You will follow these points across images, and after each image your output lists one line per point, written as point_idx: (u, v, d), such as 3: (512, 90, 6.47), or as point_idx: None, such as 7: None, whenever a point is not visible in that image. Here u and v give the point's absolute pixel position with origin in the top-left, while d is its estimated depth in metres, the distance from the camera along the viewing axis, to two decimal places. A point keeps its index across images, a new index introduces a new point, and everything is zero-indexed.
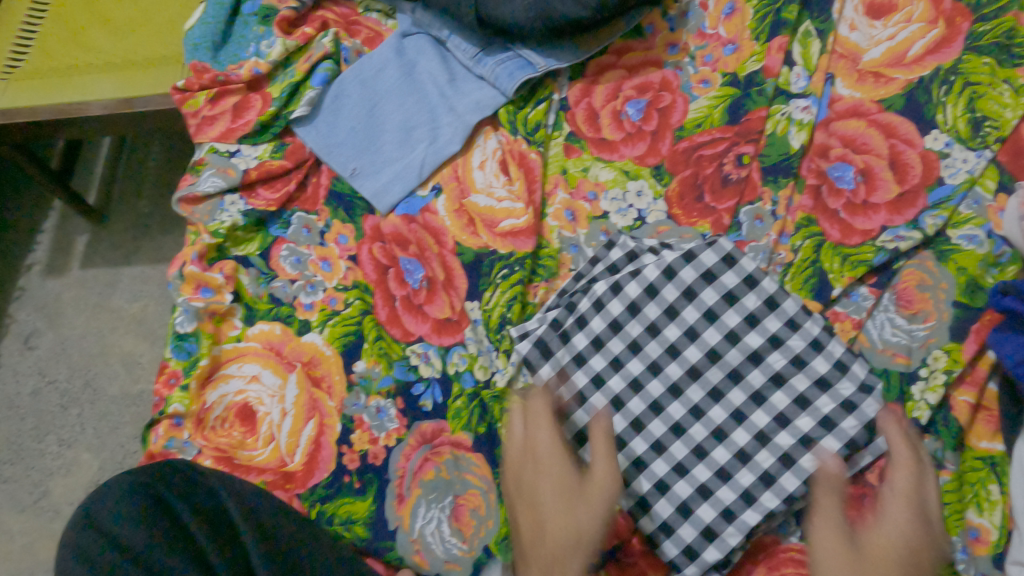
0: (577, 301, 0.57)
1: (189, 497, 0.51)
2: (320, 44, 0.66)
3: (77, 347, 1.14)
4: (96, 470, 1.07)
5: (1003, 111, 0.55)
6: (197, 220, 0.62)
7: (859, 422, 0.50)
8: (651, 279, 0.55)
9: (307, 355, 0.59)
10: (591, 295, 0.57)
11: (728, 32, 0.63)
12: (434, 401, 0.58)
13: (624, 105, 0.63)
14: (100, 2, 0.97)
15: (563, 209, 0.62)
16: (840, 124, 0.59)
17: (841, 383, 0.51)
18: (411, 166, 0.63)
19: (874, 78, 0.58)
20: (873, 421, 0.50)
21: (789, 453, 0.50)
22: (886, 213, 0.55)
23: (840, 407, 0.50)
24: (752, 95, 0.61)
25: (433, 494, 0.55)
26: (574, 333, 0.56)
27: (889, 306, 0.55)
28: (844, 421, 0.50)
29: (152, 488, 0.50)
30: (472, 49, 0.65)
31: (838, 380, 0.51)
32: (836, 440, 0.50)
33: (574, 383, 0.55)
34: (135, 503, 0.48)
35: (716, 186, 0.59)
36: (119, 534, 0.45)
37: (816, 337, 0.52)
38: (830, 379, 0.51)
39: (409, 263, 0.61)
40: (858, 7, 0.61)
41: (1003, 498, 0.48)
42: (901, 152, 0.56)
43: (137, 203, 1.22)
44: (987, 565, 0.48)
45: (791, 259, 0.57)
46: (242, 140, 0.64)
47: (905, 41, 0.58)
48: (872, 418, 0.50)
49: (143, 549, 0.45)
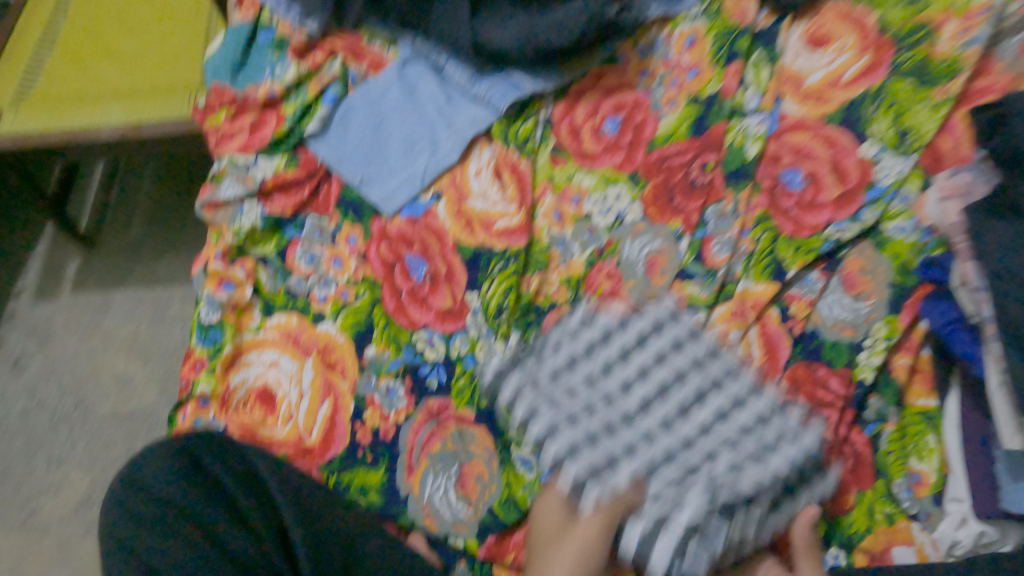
0: (538, 348, 0.62)
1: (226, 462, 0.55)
2: (330, 70, 0.74)
3: (68, 368, 1.17)
4: (88, 486, 1.08)
5: (924, 124, 0.63)
6: (219, 224, 0.69)
7: (800, 450, 0.55)
8: (609, 328, 0.62)
9: (322, 342, 0.64)
10: (552, 341, 0.62)
11: (691, 59, 0.72)
12: (439, 380, 0.64)
13: (602, 122, 0.72)
14: (106, 37, 1.04)
15: (551, 210, 0.69)
16: (790, 136, 0.67)
17: (780, 420, 0.57)
18: (415, 174, 0.70)
19: (816, 98, 0.68)
20: (811, 450, 0.55)
21: (742, 466, 0.54)
22: (831, 210, 0.64)
23: (782, 435, 0.55)
24: (712, 112, 0.70)
25: (440, 465, 0.60)
26: (536, 368, 0.61)
27: (837, 288, 0.63)
28: (786, 446, 0.55)
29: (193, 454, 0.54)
30: (468, 72, 0.74)
31: (777, 417, 0.57)
32: (782, 459, 0.54)
33: (532, 407, 0.58)
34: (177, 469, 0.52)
35: (685, 190, 0.68)
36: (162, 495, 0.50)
37: (754, 385, 0.58)
38: (769, 415, 0.57)
39: (414, 260, 0.67)
40: (801, 38, 0.70)
41: (938, 446, 0.57)
42: (842, 158, 0.65)
43: (128, 228, 1.26)
44: (930, 504, 0.56)
45: (751, 249, 0.65)
46: (260, 152, 0.71)
47: (841, 66, 0.67)
48: (811, 447, 0.55)
49: (191, 506, 0.49)
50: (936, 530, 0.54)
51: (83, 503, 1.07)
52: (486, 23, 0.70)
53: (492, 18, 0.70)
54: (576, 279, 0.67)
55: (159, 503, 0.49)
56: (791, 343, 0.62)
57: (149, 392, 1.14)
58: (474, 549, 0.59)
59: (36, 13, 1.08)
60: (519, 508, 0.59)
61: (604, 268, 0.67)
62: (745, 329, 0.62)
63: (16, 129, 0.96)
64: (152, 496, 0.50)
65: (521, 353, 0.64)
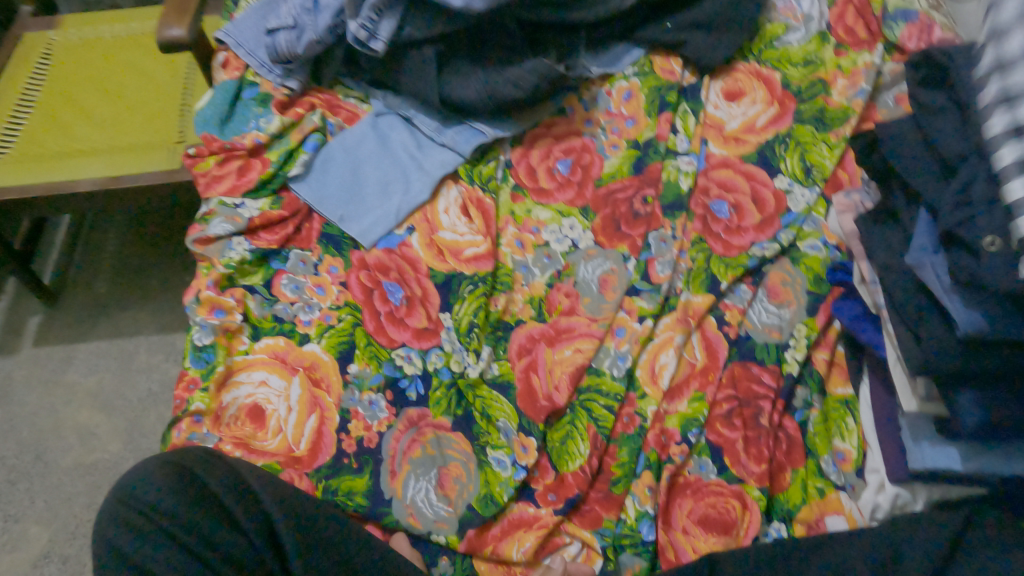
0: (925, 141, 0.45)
1: (217, 473, 0.57)
2: (310, 120, 0.82)
3: (28, 423, 1.16)
4: (46, 543, 1.06)
5: (824, 160, 0.78)
6: (209, 257, 0.74)
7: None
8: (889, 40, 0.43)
9: (308, 361, 0.69)
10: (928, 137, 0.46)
11: (628, 111, 0.85)
12: (418, 392, 0.69)
13: (555, 163, 0.82)
14: (84, 101, 1.10)
15: (514, 239, 0.77)
16: (715, 172, 0.80)
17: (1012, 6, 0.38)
18: (390, 211, 0.77)
19: (735, 141, 0.81)
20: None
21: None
22: (754, 232, 0.75)
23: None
24: (650, 153, 0.81)
25: (421, 468, 0.65)
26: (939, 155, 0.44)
27: (764, 297, 0.73)
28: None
29: (184, 469, 0.56)
30: (434, 123, 0.83)
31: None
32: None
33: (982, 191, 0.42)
34: (172, 484, 0.54)
35: (630, 220, 0.78)
36: (154, 503, 0.52)
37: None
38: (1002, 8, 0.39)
39: (391, 286, 0.74)
40: (719, 93, 0.85)
41: (856, 426, 0.66)
42: (760, 191, 0.78)
43: (93, 283, 1.28)
44: (853, 476, 0.65)
45: (690, 267, 0.75)
46: (246, 195, 0.78)
47: (753, 115, 0.82)
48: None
49: (185, 513, 0.52)
50: (860, 498, 0.63)
51: (41, 559, 1.05)
52: (451, 76, 0.80)
53: (457, 73, 0.80)
54: (538, 299, 0.74)
55: (157, 518, 0.51)
56: (727, 346, 0.70)
57: (113, 443, 1.14)
58: (456, 545, 0.63)
59: (11, 77, 1.13)
60: (495, 502, 0.64)
61: (562, 288, 0.75)
62: (688, 334, 0.71)
63: None
64: (150, 512, 0.51)
65: (492, 365, 0.71)
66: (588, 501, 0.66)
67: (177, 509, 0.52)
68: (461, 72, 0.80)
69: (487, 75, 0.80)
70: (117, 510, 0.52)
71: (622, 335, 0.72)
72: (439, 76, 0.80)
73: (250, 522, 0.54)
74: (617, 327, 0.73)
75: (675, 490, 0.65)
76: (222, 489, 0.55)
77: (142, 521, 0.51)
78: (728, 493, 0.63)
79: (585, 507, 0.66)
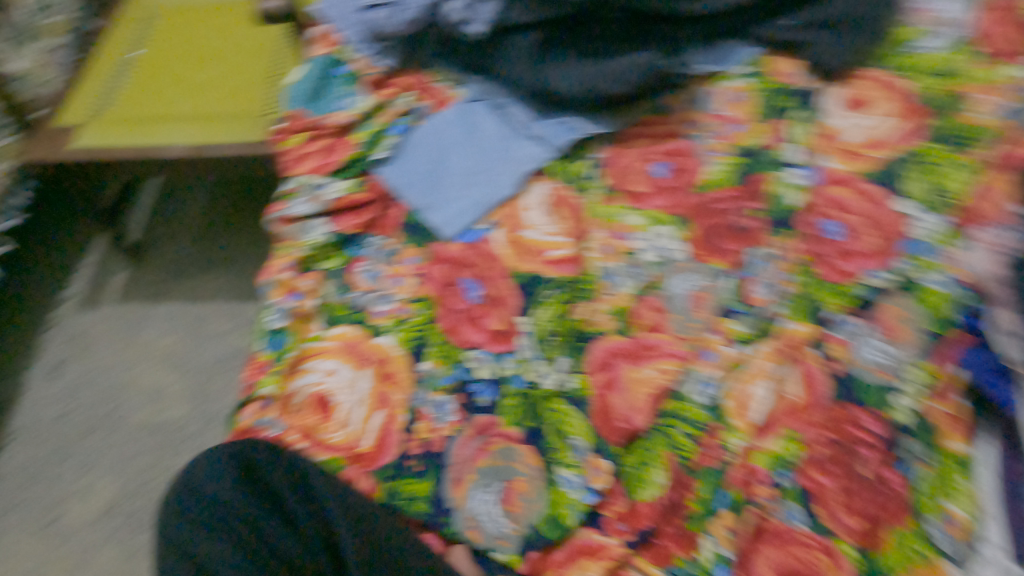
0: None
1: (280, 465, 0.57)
2: (397, 103, 0.80)
3: (105, 377, 1.20)
4: (112, 495, 1.09)
5: (958, 186, 0.68)
6: (288, 237, 0.73)
7: None
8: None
9: (379, 355, 0.67)
10: None
11: (737, 114, 0.78)
12: (488, 398, 0.66)
13: (652, 165, 0.76)
14: (181, 67, 1.11)
15: (603, 245, 0.72)
16: (830, 190, 0.72)
17: None
18: (474, 204, 0.74)
19: (853, 155, 0.73)
20: None
21: None
22: (868, 259, 0.67)
23: None
24: (757, 162, 0.75)
25: (486, 480, 0.62)
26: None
27: (874, 331, 0.64)
28: None
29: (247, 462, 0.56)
30: (529, 113, 0.78)
31: None
32: None
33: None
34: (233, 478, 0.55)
35: (730, 233, 0.72)
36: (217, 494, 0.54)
37: None
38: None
39: (469, 282, 0.71)
40: (840, 100, 0.76)
41: (968, 487, 0.58)
42: (879, 212, 0.69)
43: (174, 246, 1.31)
44: (963, 546, 0.56)
45: (795, 291, 0.68)
46: (330, 175, 0.75)
47: (878, 128, 0.74)
48: None
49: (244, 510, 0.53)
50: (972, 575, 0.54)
51: (106, 511, 1.08)
52: (553, 61, 0.75)
53: (559, 59, 0.76)
54: (623, 310, 0.69)
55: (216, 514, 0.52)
56: (831, 381, 0.63)
57: (181, 406, 1.16)
58: (517, 564, 0.60)
59: (113, 43, 1.15)
60: (561, 525, 0.61)
61: (650, 301, 0.70)
62: (785, 366, 0.65)
63: (92, 144, 1.01)
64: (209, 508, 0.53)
65: (569, 377, 0.66)
66: (661, 535, 0.61)
67: (234, 507, 0.53)
68: (563, 59, 0.76)
69: (590, 66, 0.75)
70: (181, 499, 0.53)
71: (711, 359, 0.66)
72: (540, 61, 0.75)
73: (307, 522, 0.54)
74: (705, 349, 0.67)
75: (755, 536, 0.59)
76: (283, 484, 0.56)
77: (202, 514, 0.52)
78: (816, 545, 0.57)
79: (656, 541, 0.61)
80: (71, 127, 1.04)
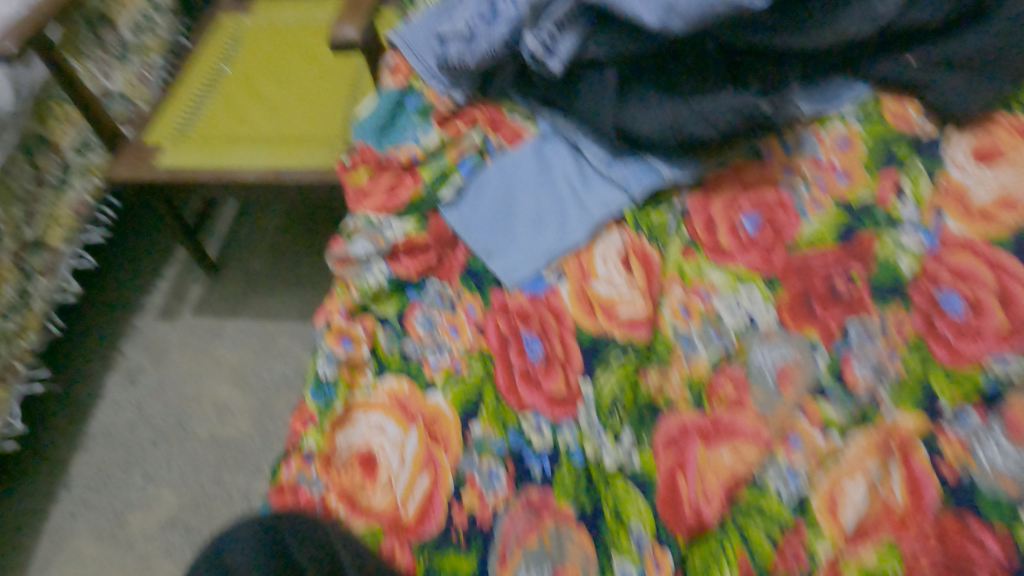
0: None
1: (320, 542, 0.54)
2: (470, 139, 0.76)
3: (176, 388, 1.22)
4: (174, 508, 1.10)
5: None
6: (346, 279, 0.70)
7: None
8: None
9: (429, 413, 0.63)
10: None
11: (842, 162, 0.70)
12: (543, 470, 0.61)
13: (739, 217, 0.69)
14: (262, 88, 1.12)
15: (679, 304, 0.66)
16: (950, 257, 0.62)
17: None
18: (540, 250, 0.69)
19: (981, 217, 0.63)
20: None
21: None
22: (995, 341, 0.58)
23: None
24: (864, 222, 0.66)
25: (536, 562, 0.56)
26: None
27: (998, 430, 0.55)
28: None
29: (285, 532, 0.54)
30: (604, 154, 0.73)
31: None
32: None
33: None
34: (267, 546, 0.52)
35: (827, 299, 0.64)
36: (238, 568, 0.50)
37: None
38: None
39: (529, 338, 0.66)
40: (967, 152, 0.67)
41: None
42: (1009, 286, 0.59)
43: (250, 261, 1.33)
44: None
45: (901, 373, 0.59)
46: (393, 214, 0.72)
47: (1011, 187, 0.64)
48: None
49: None
50: None
51: (168, 523, 1.09)
52: (633, 102, 0.70)
53: (640, 99, 0.70)
54: (697, 382, 0.63)
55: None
56: (941, 484, 0.54)
57: (244, 423, 1.17)
58: None
59: (202, 62, 1.18)
60: None
61: (729, 372, 0.62)
62: (886, 464, 0.56)
63: (172, 164, 1.03)
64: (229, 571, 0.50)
65: (633, 454, 0.61)
66: None
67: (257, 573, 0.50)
68: (646, 98, 0.70)
69: (674, 106, 0.68)
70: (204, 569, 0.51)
71: (799, 447, 0.58)
72: (621, 102, 0.70)
73: None
74: (792, 434, 0.59)
75: None
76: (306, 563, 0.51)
77: None
78: None
79: None
80: (156, 146, 1.07)
